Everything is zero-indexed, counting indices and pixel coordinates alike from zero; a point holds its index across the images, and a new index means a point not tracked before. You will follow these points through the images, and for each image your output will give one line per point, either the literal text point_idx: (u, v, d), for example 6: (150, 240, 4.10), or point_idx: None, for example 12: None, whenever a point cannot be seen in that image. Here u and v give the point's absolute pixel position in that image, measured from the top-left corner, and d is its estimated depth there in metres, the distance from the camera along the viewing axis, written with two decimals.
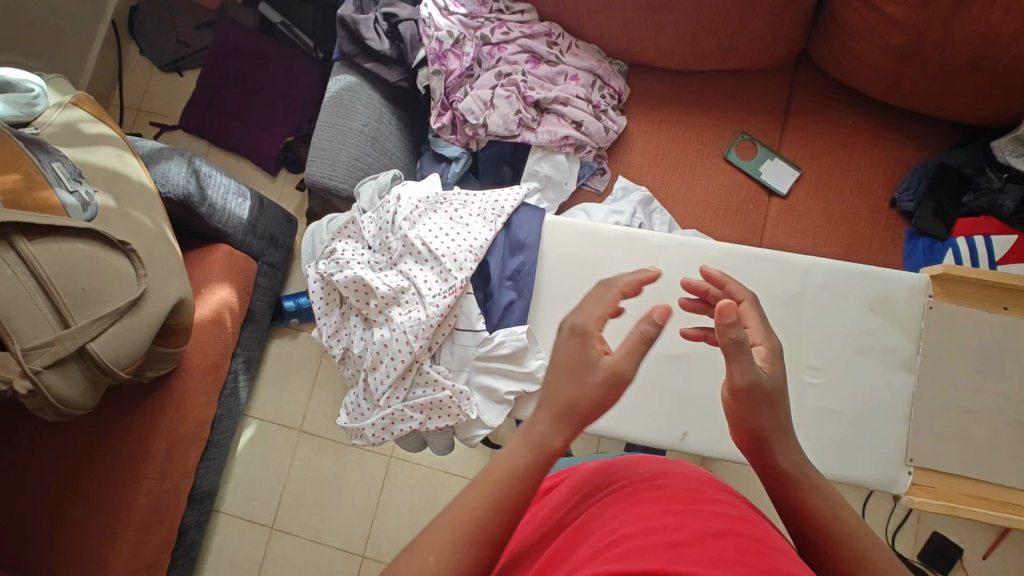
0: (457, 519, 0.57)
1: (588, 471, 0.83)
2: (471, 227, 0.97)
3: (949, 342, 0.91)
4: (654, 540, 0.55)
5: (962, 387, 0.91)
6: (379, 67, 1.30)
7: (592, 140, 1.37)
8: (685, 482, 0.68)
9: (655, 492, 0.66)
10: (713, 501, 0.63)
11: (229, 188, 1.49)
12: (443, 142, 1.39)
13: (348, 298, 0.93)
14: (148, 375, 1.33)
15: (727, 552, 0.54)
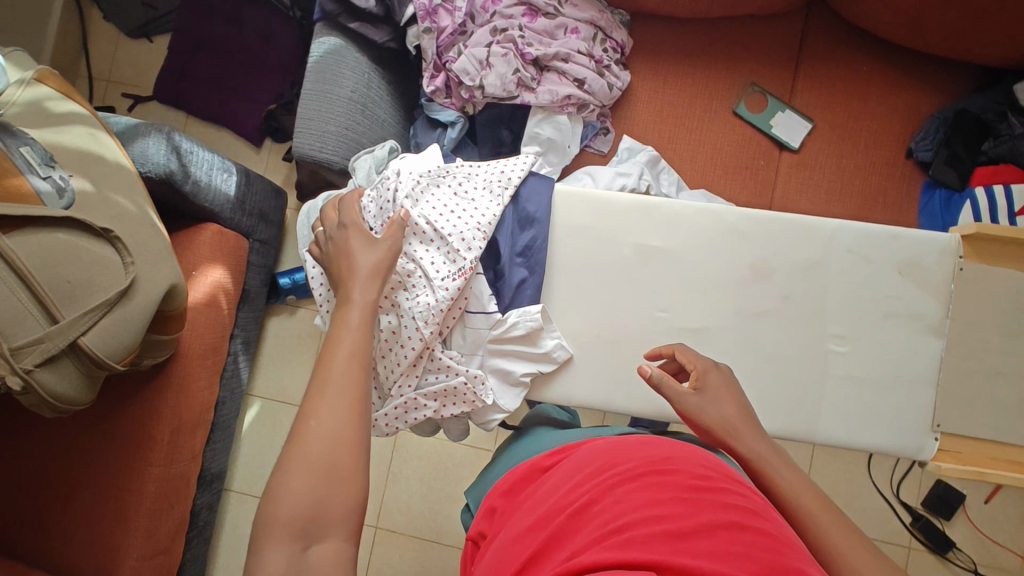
0: (328, 376, 0.68)
1: (594, 445, 0.80)
2: (477, 202, 0.92)
3: (978, 304, 0.88)
4: (658, 529, 0.56)
5: (991, 349, 0.88)
6: (365, 26, 1.20)
7: (595, 99, 1.29)
8: (694, 465, 0.67)
9: (662, 473, 0.65)
10: (719, 488, 0.63)
11: (213, 164, 1.42)
12: (437, 106, 1.30)
13: None
14: (146, 363, 1.29)
15: (731, 548, 0.54)
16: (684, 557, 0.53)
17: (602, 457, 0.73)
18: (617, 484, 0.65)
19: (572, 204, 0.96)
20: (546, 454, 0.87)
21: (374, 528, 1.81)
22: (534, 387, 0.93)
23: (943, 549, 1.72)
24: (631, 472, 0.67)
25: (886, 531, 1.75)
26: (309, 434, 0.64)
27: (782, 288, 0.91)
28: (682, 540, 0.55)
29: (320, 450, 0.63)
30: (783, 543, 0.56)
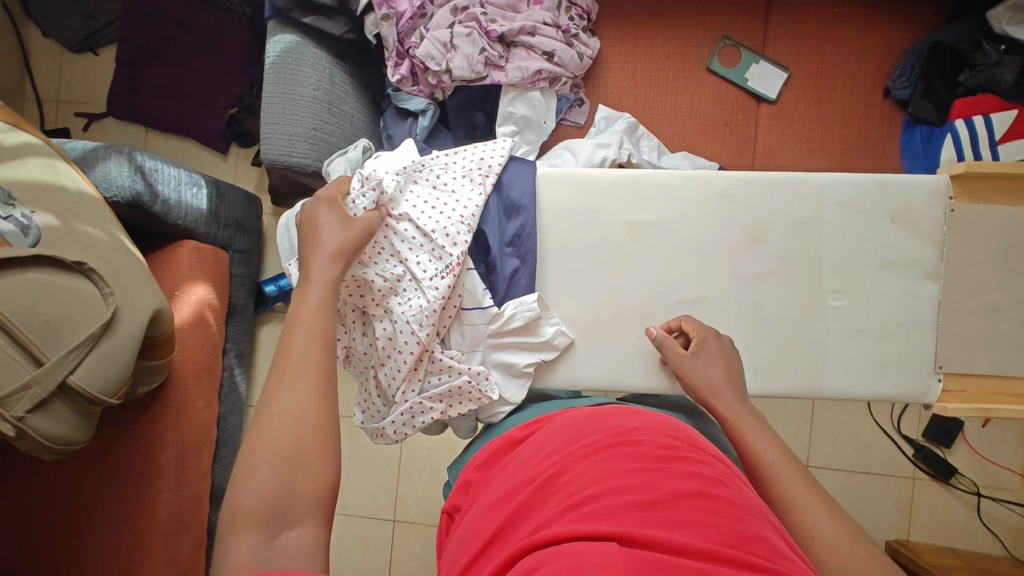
0: (287, 362, 0.69)
1: (563, 420, 0.80)
2: (458, 194, 0.89)
3: (970, 243, 0.88)
4: (621, 501, 0.59)
5: (987, 287, 0.89)
6: (321, 20, 1.14)
7: (566, 71, 1.26)
8: (658, 436, 0.70)
9: (628, 445, 0.68)
10: (683, 459, 0.65)
11: (180, 178, 1.37)
12: (405, 95, 1.26)
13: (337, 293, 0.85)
14: (141, 390, 1.26)
15: (692, 516, 0.57)
16: (645, 527, 0.55)
17: (571, 432, 0.75)
18: (583, 459, 0.68)
19: (556, 185, 0.94)
20: (519, 427, 0.87)
21: (393, 522, 1.84)
22: (539, 375, 0.93)
23: (946, 476, 1.77)
24: (597, 446, 0.69)
25: (890, 465, 1.80)
26: (267, 417, 0.65)
27: (776, 249, 0.90)
28: (645, 511, 0.58)
29: (282, 436, 0.64)
30: (743, 512, 0.59)
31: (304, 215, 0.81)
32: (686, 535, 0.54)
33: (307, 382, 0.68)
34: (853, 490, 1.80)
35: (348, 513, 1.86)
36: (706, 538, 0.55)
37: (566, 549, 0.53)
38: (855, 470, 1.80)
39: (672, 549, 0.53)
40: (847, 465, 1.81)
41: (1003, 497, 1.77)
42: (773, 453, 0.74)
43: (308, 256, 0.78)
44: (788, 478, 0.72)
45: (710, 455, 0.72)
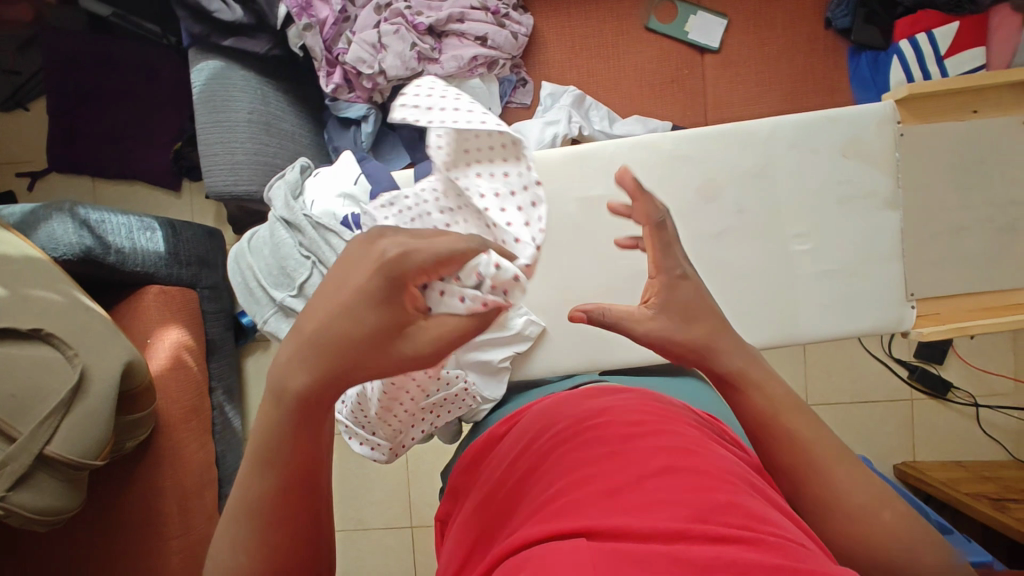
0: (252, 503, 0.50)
1: (539, 413, 0.81)
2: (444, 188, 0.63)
3: (922, 166, 0.88)
4: (590, 493, 0.59)
5: (945, 207, 0.90)
6: (242, 40, 1.10)
7: (503, 53, 1.22)
8: (627, 416, 0.71)
9: (597, 435, 0.69)
10: (652, 438, 0.66)
11: (130, 224, 1.33)
12: (343, 104, 1.23)
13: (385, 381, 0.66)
14: (130, 444, 1.24)
15: (662, 496, 0.57)
16: (614, 515, 0.56)
17: (544, 428, 0.76)
18: (555, 455, 0.68)
19: None
20: (499, 422, 0.87)
21: (410, 528, 1.85)
22: (516, 367, 0.94)
23: (942, 392, 1.80)
24: (567, 440, 0.70)
25: (887, 390, 1.82)
26: None
27: (736, 202, 0.89)
28: (613, 499, 0.58)
29: None
30: (717, 480, 0.60)
31: (360, 288, 0.44)
32: (655, 517, 0.55)
33: (275, 549, 0.50)
34: (854, 419, 1.82)
35: (365, 527, 1.86)
36: (676, 515, 0.55)
37: (534, 550, 0.54)
38: (854, 401, 1.82)
39: (641, 533, 0.53)
40: (846, 397, 1.82)
41: (999, 403, 1.81)
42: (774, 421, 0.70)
43: (301, 359, 0.46)
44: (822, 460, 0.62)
45: (685, 427, 0.72)
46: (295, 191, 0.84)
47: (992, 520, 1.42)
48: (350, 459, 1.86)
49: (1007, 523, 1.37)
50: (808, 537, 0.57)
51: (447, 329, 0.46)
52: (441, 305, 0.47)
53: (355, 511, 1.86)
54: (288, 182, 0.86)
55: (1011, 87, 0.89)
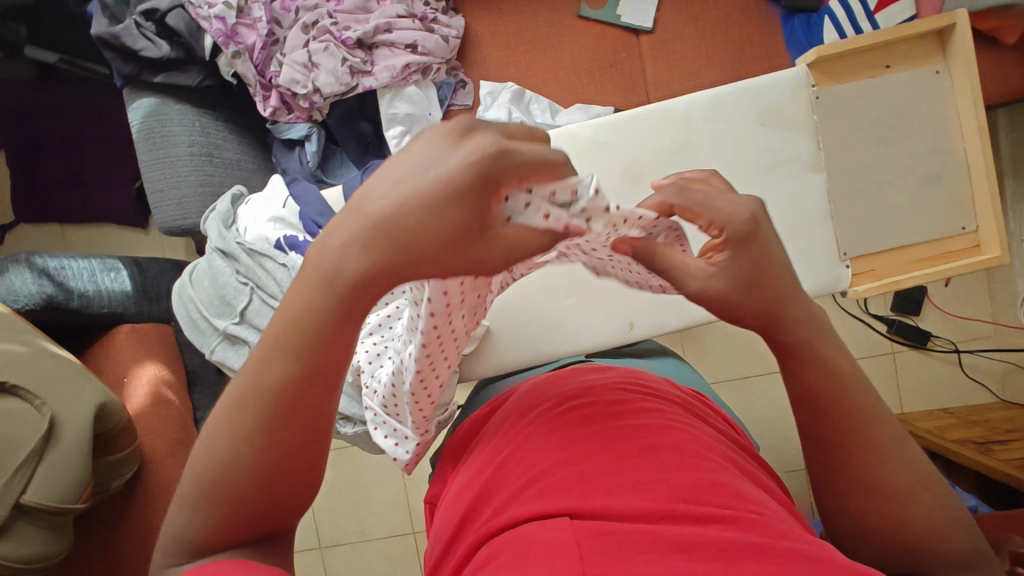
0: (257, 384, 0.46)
1: (521, 395, 0.81)
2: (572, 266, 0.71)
3: (839, 127, 0.90)
4: (573, 470, 0.60)
5: (867, 164, 0.91)
6: (173, 75, 1.12)
7: (435, 58, 1.22)
8: (610, 393, 0.72)
9: (577, 409, 0.69)
10: (631, 414, 0.67)
11: (91, 267, 1.35)
12: (284, 125, 1.23)
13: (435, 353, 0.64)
14: (116, 484, 1.25)
15: (644, 475, 0.59)
16: (599, 495, 0.58)
17: (525, 405, 0.76)
18: (534, 428, 0.69)
19: None
20: (483, 406, 0.88)
21: (412, 534, 1.86)
22: (466, 369, 0.95)
23: (923, 342, 1.80)
24: (547, 415, 0.70)
25: (869, 346, 1.82)
26: (207, 465, 0.47)
27: None
28: (596, 477, 0.59)
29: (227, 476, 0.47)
30: (695, 457, 0.62)
31: (453, 179, 0.40)
32: (638, 498, 0.57)
33: (269, 451, 0.47)
34: None
35: (368, 539, 1.88)
36: (660, 499, 0.57)
37: (521, 532, 0.55)
38: None
39: (625, 514, 0.55)
40: None
41: (981, 347, 1.81)
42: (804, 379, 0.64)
43: (363, 241, 0.42)
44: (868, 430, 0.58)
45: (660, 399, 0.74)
46: (227, 220, 0.86)
47: (979, 464, 1.42)
48: (347, 473, 1.88)
49: (993, 466, 1.37)
50: (780, 510, 0.61)
51: (523, 241, 0.43)
52: (522, 215, 0.44)
53: (356, 523, 1.88)
54: (220, 212, 0.88)
55: (921, 38, 0.91)
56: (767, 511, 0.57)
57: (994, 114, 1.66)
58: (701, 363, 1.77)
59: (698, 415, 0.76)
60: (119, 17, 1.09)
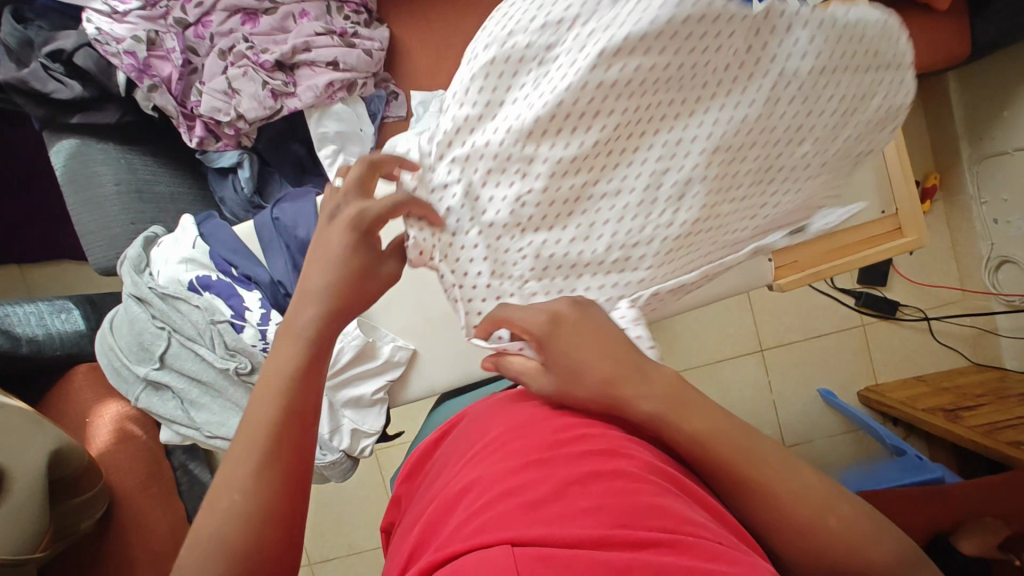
0: (253, 429, 0.52)
1: (478, 410, 0.70)
2: (666, 216, 0.65)
3: None
4: (511, 499, 0.48)
5: None
6: (90, 114, 1.10)
7: (359, 73, 1.18)
8: (562, 409, 0.61)
9: (524, 429, 0.57)
10: (581, 431, 0.56)
11: (40, 311, 1.33)
12: (214, 154, 1.22)
13: (577, 171, 0.64)
14: (86, 523, 1.23)
15: (591, 502, 0.48)
16: (539, 524, 0.46)
17: (474, 429, 0.64)
18: (479, 453, 0.58)
19: None
20: (432, 439, 0.77)
21: None
22: (393, 395, 0.96)
23: (892, 312, 1.71)
24: (494, 438, 0.59)
25: (838, 321, 1.73)
26: (220, 526, 0.48)
27: None
28: (540, 505, 0.48)
29: (224, 524, 0.48)
30: (646, 479, 0.50)
31: (338, 245, 0.59)
32: (585, 528, 0.46)
33: (270, 489, 0.50)
34: None
35: (355, 551, 1.87)
36: (607, 527, 0.45)
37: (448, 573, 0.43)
38: (808, 338, 1.74)
39: (567, 544, 0.44)
40: (798, 335, 1.74)
41: (949, 313, 1.72)
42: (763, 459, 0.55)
43: (312, 296, 0.57)
44: (709, 422, 0.55)
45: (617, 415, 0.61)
46: (138, 265, 0.91)
47: (947, 433, 1.38)
48: (329, 487, 1.88)
49: (962, 436, 1.32)
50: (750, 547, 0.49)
51: (393, 272, 0.64)
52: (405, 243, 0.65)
53: (344, 536, 1.88)
54: (131, 258, 0.92)
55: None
56: (735, 549, 0.46)
57: (944, 77, 1.62)
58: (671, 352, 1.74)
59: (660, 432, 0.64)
60: (25, 60, 1.06)
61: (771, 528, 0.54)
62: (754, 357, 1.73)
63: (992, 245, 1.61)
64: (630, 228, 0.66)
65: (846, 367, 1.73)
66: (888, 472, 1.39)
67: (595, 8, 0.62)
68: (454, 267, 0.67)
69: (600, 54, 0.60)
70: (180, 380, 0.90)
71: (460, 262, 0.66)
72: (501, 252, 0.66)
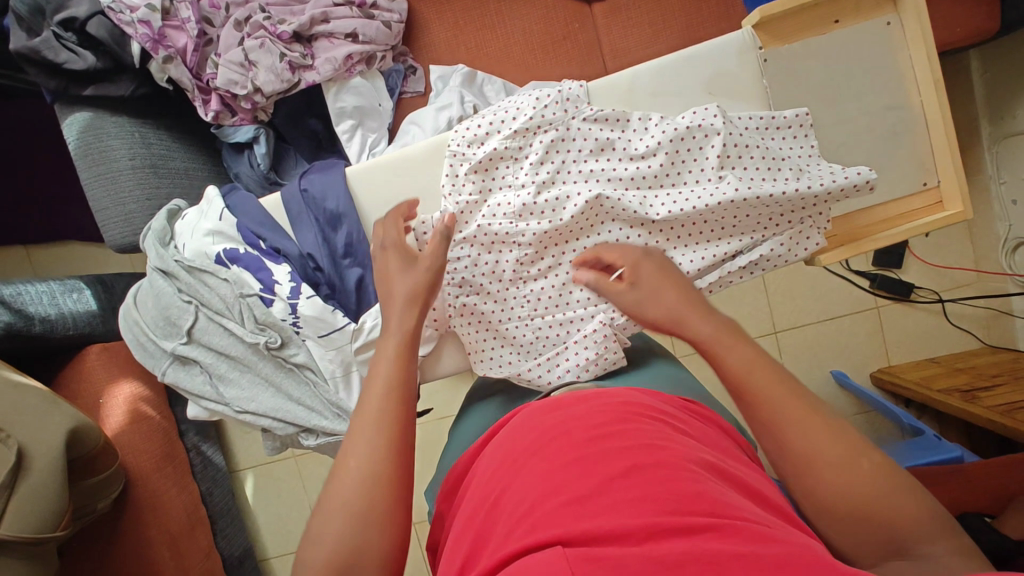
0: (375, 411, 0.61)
1: (523, 411, 0.67)
2: (641, 261, 0.83)
3: (787, 90, 0.86)
4: (557, 498, 0.48)
5: (823, 131, 0.87)
6: (103, 86, 1.07)
7: (378, 46, 1.15)
8: (602, 404, 0.59)
9: (559, 427, 0.56)
10: (618, 427, 0.54)
11: (52, 289, 1.29)
12: (230, 129, 1.19)
13: (567, 228, 0.82)
14: (103, 503, 1.23)
15: (633, 493, 0.47)
16: (583, 522, 0.45)
17: (508, 433, 0.62)
18: (514, 459, 0.56)
19: (373, 178, 0.88)
20: (477, 442, 0.72)
21: None
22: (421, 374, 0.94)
23: (906, 294, 1.70)
24: (528, 441, 0.57)
25: (852, 303, 1.72)
26: (350, 483, 0.57)
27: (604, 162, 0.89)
28: (585, 500, 0.47)
29: (349, 492, 0.56)
30: (685, 468, 0.49)
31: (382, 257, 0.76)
32: (630, 520, 0.44)
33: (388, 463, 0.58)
34: None
35: None
36: (655, 515, 0.44)
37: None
38: (823, 319, 1.73)
39: (614, 537, 0.43)
40: (813, 317, 1.73)
41: (964, 295, 1.70)
42: (829, 431, 0.57)
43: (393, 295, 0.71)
44: (768, 388, 0.59)
45: (650, 411, 0.60)
46: (162, 238, 0.89)
47: (963, 413, 1.37)
48: None
49: (979, 415, 1.31)
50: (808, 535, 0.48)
51: (438, 253, 0.75)
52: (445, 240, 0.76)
53: None
54: (155, 231, 0.90)
55: None
56: (783, 530, 0.45)
57: (965, 56, 1.60)
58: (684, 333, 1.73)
59: (701, 432, 0.61)
60: (37, 29, 1.03)
61: (847, 514, 0.55)
62: (767, 339, 1.72)
63: (1009, 226, 1.60)
64: None
65: (862, 348, 1.72)
66: (904, 450, 1.39)
67: (562, 116, 0.83)
68: (461, 311, 0.86)
69: (554, 169, 0.83)
70: (207, 355, 0.89)
71: (470, 318, 0.86)
72: (500, 297, 0.85)
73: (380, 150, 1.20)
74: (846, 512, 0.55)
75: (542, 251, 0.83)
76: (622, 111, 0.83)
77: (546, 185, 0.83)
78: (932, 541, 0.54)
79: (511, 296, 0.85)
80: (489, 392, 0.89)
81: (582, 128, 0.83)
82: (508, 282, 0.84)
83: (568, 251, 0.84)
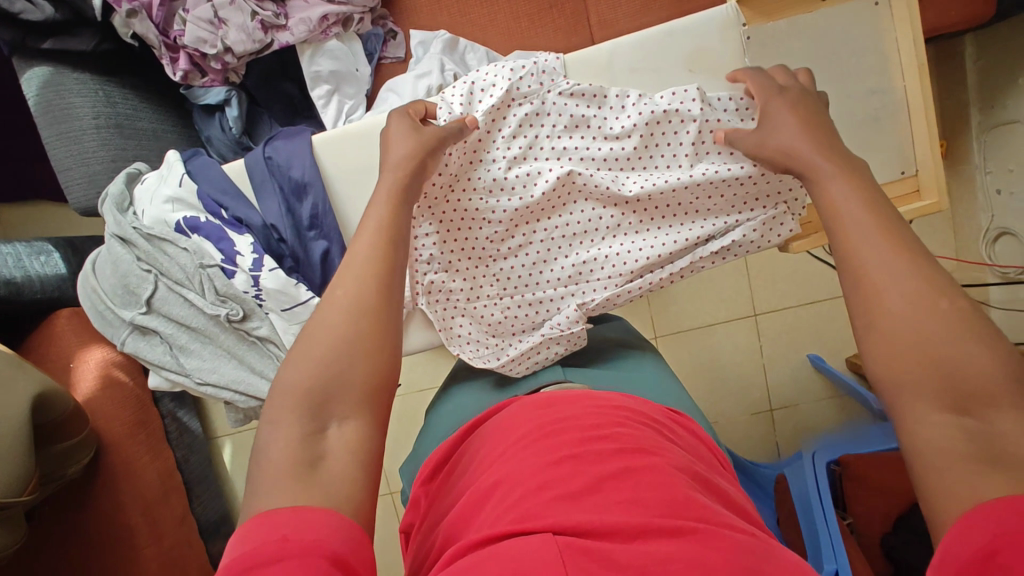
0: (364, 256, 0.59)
1: (512, 407, 0.66)
2: (613, 243, 0.82)
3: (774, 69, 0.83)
4: (549, 491, 0.47)
5: None
6: (64, 39, 1.02)
7: (355, 7, 1.10)
8: (592, 408, 0.58)
9: (551, 425, 0.55)
10: (609, 431, 0.54)
11: (18, 251, 1.26)
12: (200, 90, 1.15)
13: (538, 205, 0.81)
14: (73, 468, 1.22)
15: (627, 494, 0.46)
16: (576, 514, 0.44)
17: (501, 425, 0.62)
18: (505, 449, 0.55)
19: (338, 148, 0.84)
20: (459, 432, 0.70)
21: None
22: None
23: None
24: (523, 432, 0.56)
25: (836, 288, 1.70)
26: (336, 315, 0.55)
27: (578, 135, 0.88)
28: (576, 497, 0.46)
29: (332, 321, 0.54)
30: (675, 475, 0.49)
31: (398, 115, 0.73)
32: (622, 517, 0.44)
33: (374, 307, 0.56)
34: None
35: None
36: (645, 515, 0.44)
37: (481, 557, 0.42)
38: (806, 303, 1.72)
39: (606, 532, 0.43)
40: (793, 301, 1.69)
41: None
42: (924, 276, 0.49)
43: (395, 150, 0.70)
44: (863, 232, 0.53)
45: (641, 418, 0.60)
46: (120, 204, 0.86)
47: None
48: None
49: None
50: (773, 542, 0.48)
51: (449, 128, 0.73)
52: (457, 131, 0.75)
53: None
54: (114, 196, 0.87)
55: None
56: (749, 536, 0.45)
57: (960, 40, 1.56)
58: (665, 315, 1.72)
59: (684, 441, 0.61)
60: None
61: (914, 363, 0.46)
62: (748, 322, 1.70)
63: (992, 216, 1.59)
64: (575, 258, 0.82)
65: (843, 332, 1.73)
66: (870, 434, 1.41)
67: (538, 89, 0.81)
68: (429, 289, 0.83)
69: (527, 145, 0.81)
70: (168, 326, 0.88)
71: (442, 297, 0.84)
72: (469, 275, 0.84)
73: (357, 117, 1.17)
74: (906, 350, 0.47)
75: (513, 227, 0.82)
76: (600, 87, 0.81)
77: (518, 159, 0.81)
78: (1011, 410, 0.42)
79: (482, 274, 0.83)
80: (461, 370, 0.88)
81: (558, 103, 0.81)
82: (478, 257, 0.83)
83: (539, 229, 0.82)
